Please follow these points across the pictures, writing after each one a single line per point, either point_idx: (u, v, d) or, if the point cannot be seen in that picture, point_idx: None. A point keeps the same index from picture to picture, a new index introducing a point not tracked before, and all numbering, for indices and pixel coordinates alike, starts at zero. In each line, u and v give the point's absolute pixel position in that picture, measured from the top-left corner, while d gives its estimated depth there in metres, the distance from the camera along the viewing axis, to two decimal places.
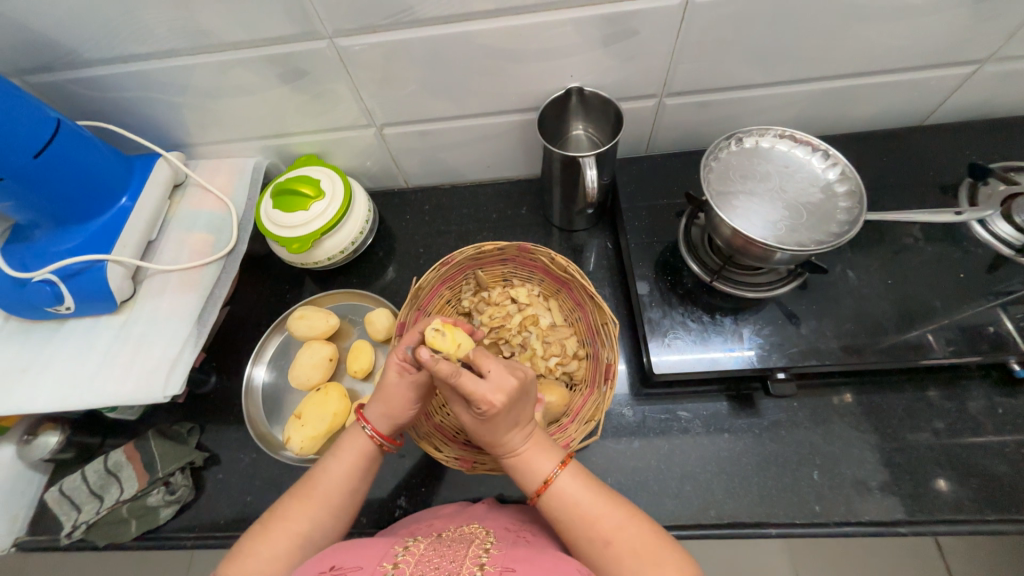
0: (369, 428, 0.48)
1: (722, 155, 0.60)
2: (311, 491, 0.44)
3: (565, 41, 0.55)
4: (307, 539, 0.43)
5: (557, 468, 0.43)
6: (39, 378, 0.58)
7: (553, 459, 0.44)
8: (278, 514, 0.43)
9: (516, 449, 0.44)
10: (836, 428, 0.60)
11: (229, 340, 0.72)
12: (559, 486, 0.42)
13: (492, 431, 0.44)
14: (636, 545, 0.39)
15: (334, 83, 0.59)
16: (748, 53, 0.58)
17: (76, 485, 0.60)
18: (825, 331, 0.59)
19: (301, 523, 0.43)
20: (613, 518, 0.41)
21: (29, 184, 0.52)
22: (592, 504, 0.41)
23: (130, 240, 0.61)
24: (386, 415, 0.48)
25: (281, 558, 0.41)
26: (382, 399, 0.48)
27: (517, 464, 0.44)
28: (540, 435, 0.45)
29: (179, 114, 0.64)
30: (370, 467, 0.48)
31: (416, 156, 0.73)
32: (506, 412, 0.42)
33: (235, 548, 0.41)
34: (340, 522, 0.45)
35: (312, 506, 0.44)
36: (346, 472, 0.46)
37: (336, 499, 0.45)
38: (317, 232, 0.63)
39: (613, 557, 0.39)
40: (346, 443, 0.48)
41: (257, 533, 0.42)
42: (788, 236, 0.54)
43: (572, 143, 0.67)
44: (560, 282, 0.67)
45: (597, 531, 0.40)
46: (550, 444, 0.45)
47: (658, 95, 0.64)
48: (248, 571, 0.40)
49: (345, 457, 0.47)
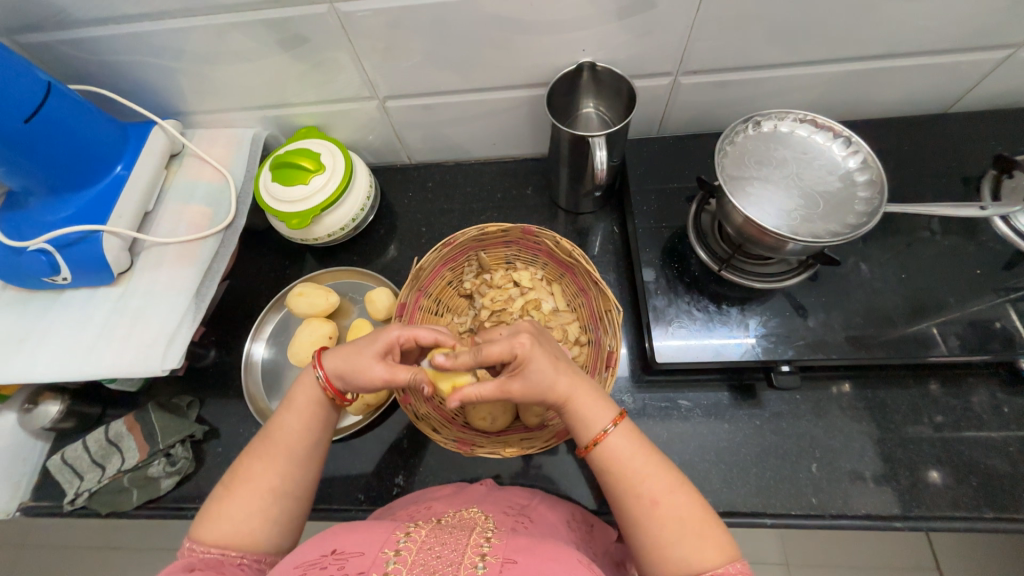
0: (321, 375, 0.46)
1: (738, 139, 0.58)
2: (271, 447, 0.44)
3: (578, 13, 0.52)
4: (278, 493, 0.42)
5: (612, 423, 0.42)
6: (38, 347, 0.58)
7: (608, 415, 0.43)
8: (242, 474, 0.43)
9: (571, 396, 0.43)
10: (837, 421, 0.59)
11: (228, 315, 0.71)
12: (611, 442, 0.42)
13: (545, 384, 0.43)
14: (677, 512, 0.39)
15: (334, 50, 0.57)
16: (771, 31, 0.55)
17: (77, 455, 0.61)
18: (832, 324, 0.58)
19: (268, 479, 0.42)
20: (660, 481, 0.40)
21: (19, 150, 0.51)
22: (643, 463, 0.41)
23: (126, 211, 0.59)
24: (339, 370, 0.46)
25: (256, 514, 0.41)
26: (345, 352, 0.47)
27: (575, 411, 0.43)
28: (590, 385, 0.44)
29: (175, 79, 0.62)
30: (327, 413, 0.47)
31: (420, 131, 0.71)
32: (539, 352, 0.43)
33: (206, 509, 0.42)
34: (310, 470, 0.45)
35: (277, 461, 0.43)
36: (303, 422, 0.45)
37: (299, 450, 0.44)
38: (317, 208, 0.62)
39: (656, 519, 0.39)
40: (298, 395, 0.46)
41: (226, 494, 0.42)
42: (803, 225, 0.53)
43: (582, 122, 0.64)
44: (563, 267, 0.66)
45: (646, 490, 0.40)
46: (605, 399, 0.44)
47: (673, 73, 0.61)
48: (225, 529, 0.40)
49: (298, 409, 0.46)
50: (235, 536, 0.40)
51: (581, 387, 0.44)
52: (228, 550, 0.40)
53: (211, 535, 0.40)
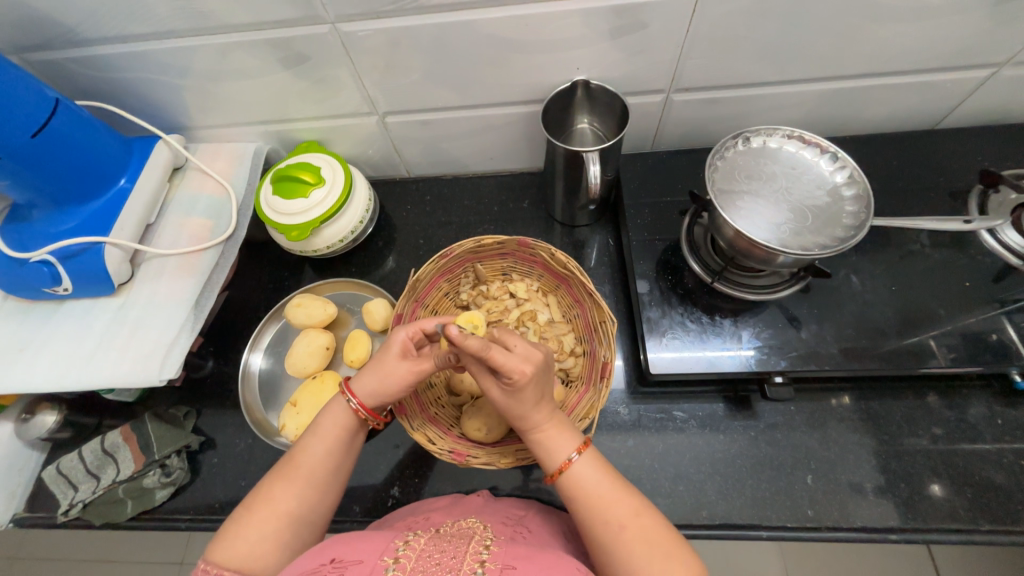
0: (354, 400, 0.47)
1: (728, 154, 0.59)
2: (292, 470, 0.44)
3: (572, 33, 0.54)
4: (295, 517, 0.43)
5: (576, 451, 0.43)
6: (37, 358, 0.59)
7: (571, 443, 0.44)
8: (262, 495, 0.43)
9: (540, 426, 0.44)
10: (833, 432, 0.59)
11: (227, 326, 0.72)
12: (577, 470, 0.42)
13: (520, 412, 0.44)
14: (645, 536, 0.39)
15: (336, 68, 0.58)
16: (759, 51, 0.57)
17: (72, 465, 0.61)
18: (825, 336, 0.59)
19: (287, 502, 0.43)
20: (626, 505, 0.40)
21: (25, 164, 0.52)
22: (608, 489, 0.41)
23: (128, 223, 0.60)
24: (377, 388, 0.47)
25: (270, 537, 0.41)
26: (371, 368, 0.48)
27: (540, 441, 0.44)
28: (561, 417, 0.45)
29: (179, 95, 0.63)
30: (353, 440, 0.47)
31: (419, 145, 0.72)
32: (534, 387, 0.43)
33: (220, 530, 0.41)
34: (328, 497, 0.45)
35: (297, 484, 0.43)
36: (327, 447, 0.46)
37: (320, 476, 0.45)
38: (316, 220, 0.63)
39: (624, 545, 0.39)
40: (326, 420, 0.47)
41: (242, 515, 0.42)
42: (793, 239, 0.54)
43: (577, 137, 0.66)
44: (559, 278, 0.66)
45: (612, 515, 0.40)
46: (571, 427, 0.45)
47: (666, 90, 0.63)
48: (239, 552, 0.40)
49: (325, 434, 0.46)
50: (249, 559, 0.40)
51: (553, 419, 0.45)
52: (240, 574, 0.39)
53: (225, 556, 0.40)
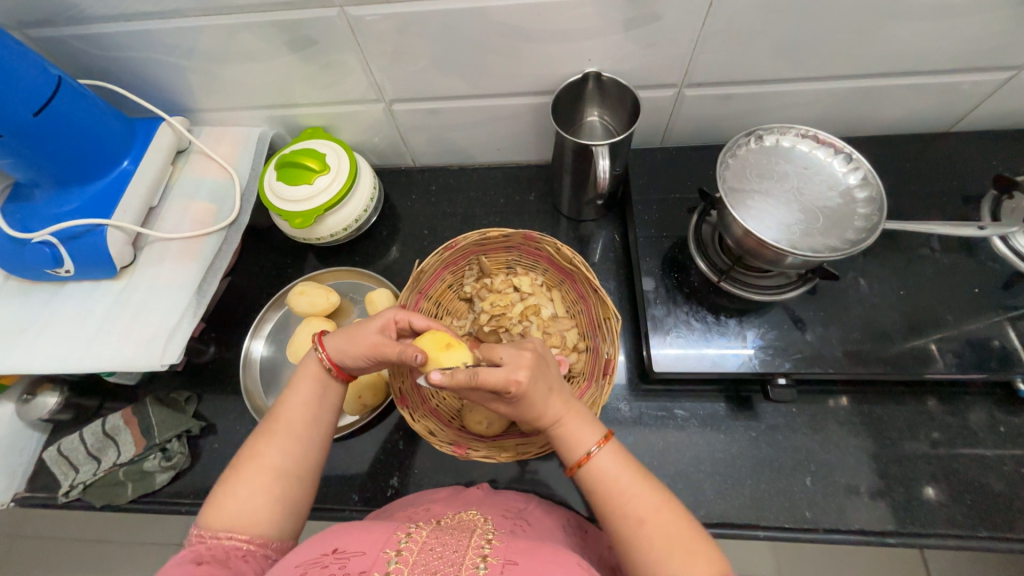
0: (321, 352, 0.48)
1: (740, 152, 0.58)
2: (273, 426, 0.44)
3: (584, 23, 0.53)
4: (281, 471, 0.42)
5: (597, 445, 0.42)
6: (38, 339, 0.58)
7: (593, 436, 0.43)
8: (246, 455, 0.42)
9: (559, 421, 0.44)
10: (834, 435, 0.59)
11: (229, 312, 0.72)
12: (599, 463, 0.42)
13: (537, 411, 0.43)
14: (665, 529, 0.38)
15: (343, 53, 0.57)
16: (775, 47, 0.56)
17: (73, 446, 0.61)
18: (830, 338, 0.58)
19: (271, 456, 0.42)
20: (647, 499, 0.40)
21: (27, 142, 0.51)
22: (628, 482, 0.41)
23: (131, 206, 0.60)
24: (340, 350, 0.47)
25: (259, 492, 0.41)
26: (346, 332, 0.49)
27: (563, 435, 0.43)
28: (580, 408, 0.45)
29: (183, 77, 0.62)
30: (329, 387, 0.48)
31: (426, 135, 0.71)
32: (537, 388, 0.42)
33: (211, 495, 0.41)
34: (313, 450, 0.45)
35: (279, 438, 0.43)
36: (304, 401, 0.46)
37: (301, 428, 0.44)
38: (320, 208, 0.62)
39: (644, 537, 0.38)
40: (301, 374, 0.48)
41: (230, 476, 0.42)
42: (803, 240, 0.53)
43: (586, 130, 0.65)
44: (564, 273, 0.66)
45: (632, 509, 0.40)
46: (592, 420, 0.44)
47: (678, 85, 0.62)
48: (230, 511, 0.40)
49: (300, 387, 0.47)
50: (239, 518, 0.40)
51: (571, 413, 0.44)
52: (234, 532, 0.39)
53: (216, 519, 0.40)
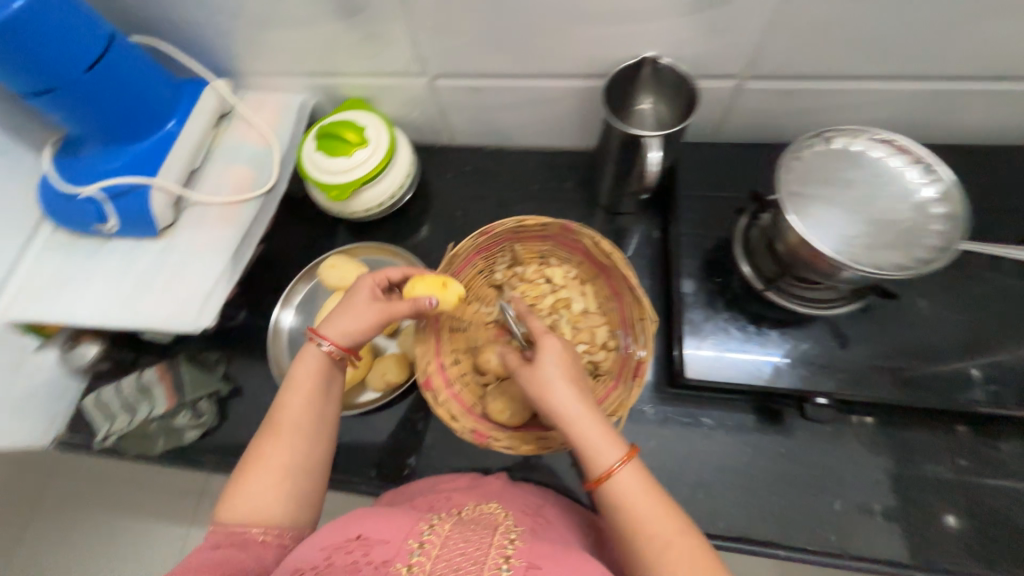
0: (326, 343, 0.47)
1: (805, 153, 0.54)
2: (277, 426, 0.44)
3: (647, 2, 0.50)
4: (291, 468, 0.42)
5: (621, 460, 0.40)
6: (81, 292, 0.60)
7: (617, 451, 0.41)
8: (253, 455, 0.42)
9: (572, 418, 0.42)
10: (870, 460, 0.57)
11: (260, 279, 0.72)
12: (621, 480, 0.40)
13: (548, 377, 0.44)
14: (688, 559, 0.37)
15: (390, 22, 0.56)
16: (853, 40, 0.51)
17: (109, 397, 0.64)
18: (877, 359, 0.55)
19: (279, 455, 0.42)
20: (670, 525, 0.38)
21: (79, 97, 0.52)
22: (652, 506, 0.39)
23: (174, 167, 0.60)
24: (345, 329, 0.48)
25: (270, 489, 0.41)
26: (344, 314, 0.48)
27: (578, 437, 0.42)
28: (605, 419, 0.43)
29: (229, 39, 0.62)
30: (331, 382, 0.47)
31: (466, 113, 0.69)
32: (558, 350, 0.46)
33: (222, 494, 0.41)
34: (320, 445, 0.45)
35: (284, 437, 0.43)
36: (306, 399, 0.45)
37: (306, 426, 0.44)
38: (357, 182, 0.61)
39: (665, 564, 0.37)
40: (299, 372, 0.46)
41: (239, 476, 0.42)
42: (864, 254, 0.50)
43: (636, 118, 0.60)
44: (600, 268, 0.64)
45: (655, 534, 0.38)
46: (615, 434, 0.42)
47: (739, 76, 0.57)
48: (244, 509, 0.40)
49: (299, 386, 0.46)
50: (255, 514, 0.40)
51: (590, 415, 0.42)
52: (252, 527, 0.40)
53: (231, 517, 0.40)
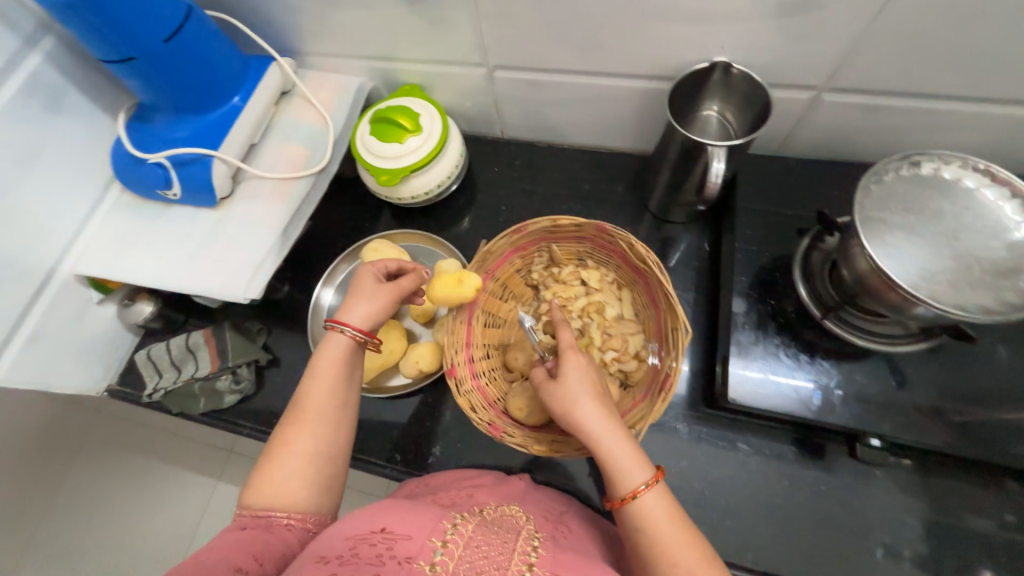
0: (350, 330, 0.47)
1: (888, 177, 0.50)
2: (301, 414, 0.44)
3: (727, 4, 0.47)
4: (315, 454, 0.43)
5: (647, 483, 0.38)
6: (142, 253, 0.63)
7: (644, 472, 0.39)
8: (277, 441, 0.43)
9: (601, 438, 0.40)
10: (921, 510, 0.53)
11: (305, 255, 0.74)
12: (646, 503, 0.38)
13: (573, 393, 0.42)
14: None
15: (455, 10, 0.55)
16: (956, 56, 0.47)
17: (160, 354, 0.68)
18: (942, 405, 0.51)
19: (303, 443, 0.42)
20: (695, 554, 0.36)
21: (156, 68, 0.54)
22: (676, 532, 0.37)
23: (236, 141, 0.62)
24: (370, 314, 0.48)
25: (295, 475, 0.42)
26: (359, 302, 0.49)
27: (606, 461, 0.40)
28: (632, 439, 0.41)
29: (296, 18, 0.63)
30: (353, 369, 0.47)
31: (521, 106, 0.68)
32: (584, 364, 0.44)
33: (249, 477, 0.42)
34: (342, 432, 0.45)
35: (309, 425, 0.43)
36: (330, 387, 0.45)
37: (330, 413, 0.44)
38: (407, 168, 0.62)
39: None
40: (322, 360, 0.46)
41: (264, 461, 0.42)
42: (947, 293, 0.46)
43: (700, 125, 0.58)
44: (636, 272, 0.62)
45: (677, 562, 0.36)
46: (642, 455, 0.40)
47: (818, 87, 0.54)
48: (269, 493, 0.41)
49: (323, 374, 0.45)
50: (280, 497, 0.41)
51: (618, 434, 0.41)
52: (278, 510, 0.40)
53: (257, 500, 0.41)
